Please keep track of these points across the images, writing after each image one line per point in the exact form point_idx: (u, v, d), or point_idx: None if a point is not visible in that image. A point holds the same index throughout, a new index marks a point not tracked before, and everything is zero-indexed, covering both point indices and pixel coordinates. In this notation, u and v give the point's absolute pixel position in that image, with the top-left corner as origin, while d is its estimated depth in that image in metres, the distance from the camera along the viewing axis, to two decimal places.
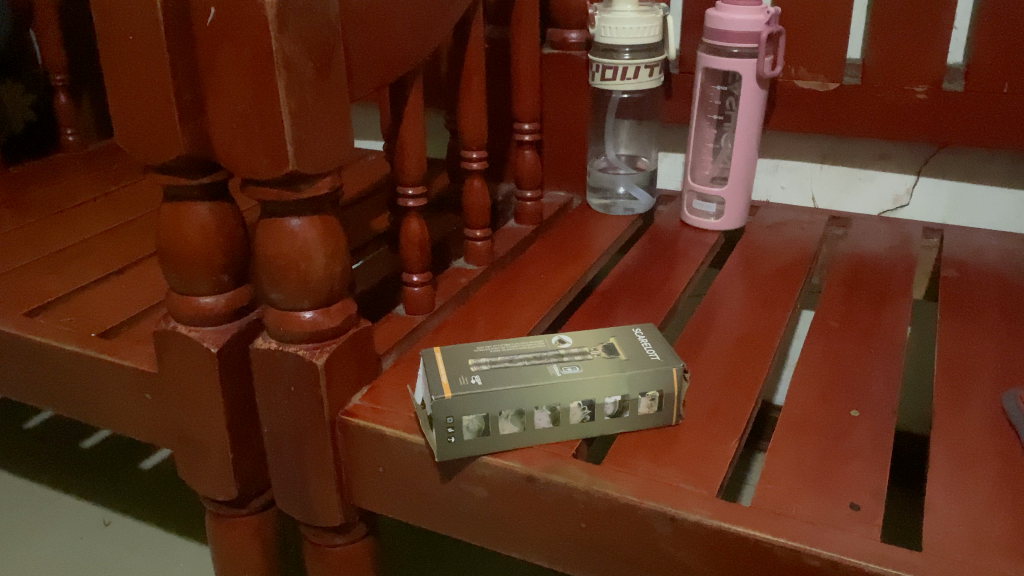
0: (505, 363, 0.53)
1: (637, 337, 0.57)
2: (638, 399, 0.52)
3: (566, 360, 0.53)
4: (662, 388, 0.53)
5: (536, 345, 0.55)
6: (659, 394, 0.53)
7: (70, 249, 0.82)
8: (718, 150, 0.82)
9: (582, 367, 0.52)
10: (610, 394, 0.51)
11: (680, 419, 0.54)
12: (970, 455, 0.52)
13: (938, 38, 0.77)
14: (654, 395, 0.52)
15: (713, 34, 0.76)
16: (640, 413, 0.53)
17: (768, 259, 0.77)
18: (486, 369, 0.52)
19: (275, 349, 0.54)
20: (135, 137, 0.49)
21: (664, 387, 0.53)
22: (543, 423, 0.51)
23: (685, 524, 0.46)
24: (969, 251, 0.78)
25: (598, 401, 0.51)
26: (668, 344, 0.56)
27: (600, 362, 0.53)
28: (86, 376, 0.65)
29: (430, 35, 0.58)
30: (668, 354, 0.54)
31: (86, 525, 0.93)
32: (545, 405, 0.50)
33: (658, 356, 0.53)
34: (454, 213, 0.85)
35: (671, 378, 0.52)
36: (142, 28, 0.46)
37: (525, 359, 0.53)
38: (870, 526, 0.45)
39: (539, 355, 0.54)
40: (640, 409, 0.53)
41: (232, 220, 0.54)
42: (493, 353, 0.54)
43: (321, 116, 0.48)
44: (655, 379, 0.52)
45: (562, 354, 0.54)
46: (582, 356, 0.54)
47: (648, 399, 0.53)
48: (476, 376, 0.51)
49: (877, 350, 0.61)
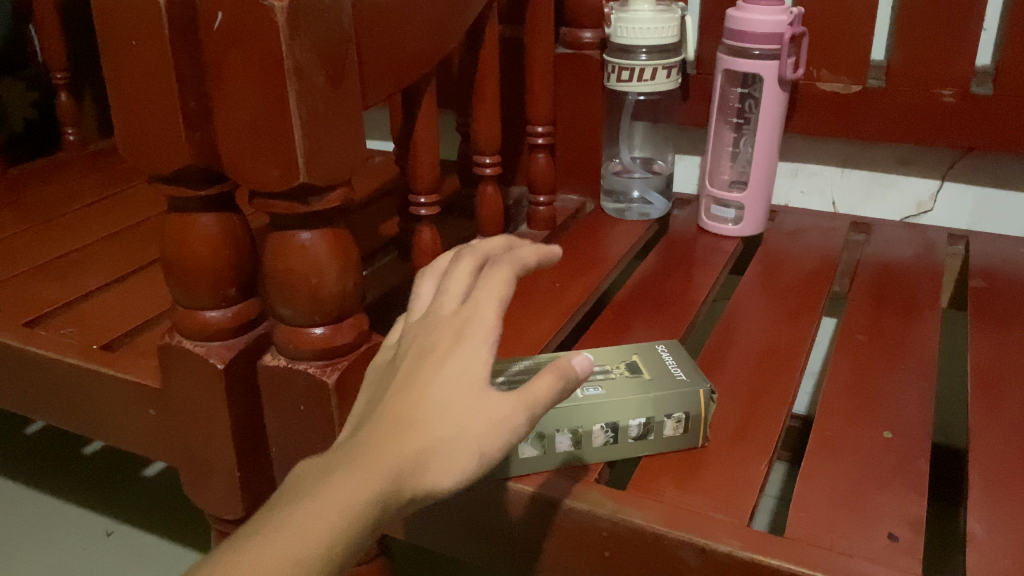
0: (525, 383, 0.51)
1: (662, 355, 0.55)
2: (664, 422, 0.50)
3: (587, 381, 0.51)
4: (689, 409, 0.50)
5: (557, 364, 0.54)
6: (685, 415, 0.50)
7: (71, 255, 0.79)
8: (737, 154, 0.80)
9: (604, 388, 0.50)
10: (634, 416, 0.50)
11: (707, 441, 0.52)
12: (1009, 480, 0.50)
13: (966, 40, 0.75)
14: (680, 417, 0.50)
15: (733, 35, 0.73)
16: (665, 435, 0.51)
17: (789, 267, 0.75)
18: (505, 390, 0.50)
19: (286, 366, 0.52)
20: (138, 146, 0.47)
21: (690, 408, 0.50)
22: (565, 446, 0.50)
23: (715, 555, 0.44)
24: (997, 260, 0.76)
25: (621, 423, 0.50)
26: (693, 362, 0.54)
27: (624, 383, 0.51)
28: (88, 390, 0.63)
29: (446, 39, 0.56)
30: (694, 374, 0.52)
31: (88, 535, 0.91)
32: (566, 428, 0.49)
33: (684, 376, 0.51)
34: (465, 218, 0.83)
35: (698, 400, 0.50)
36: (146, 34, 0.44)
37: None
38: (911, 558, 0.43)
39: None
40: (665, 431, 0.51)
41: (240, 232, 0.51)
42: (513, 372, 0.52)
43: (334, 126, 0.46)
44: (681, 401, 0.50)
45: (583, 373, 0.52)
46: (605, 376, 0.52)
47: (673, 421, 0.50)
48: None
49: (906, 366, 0.60)
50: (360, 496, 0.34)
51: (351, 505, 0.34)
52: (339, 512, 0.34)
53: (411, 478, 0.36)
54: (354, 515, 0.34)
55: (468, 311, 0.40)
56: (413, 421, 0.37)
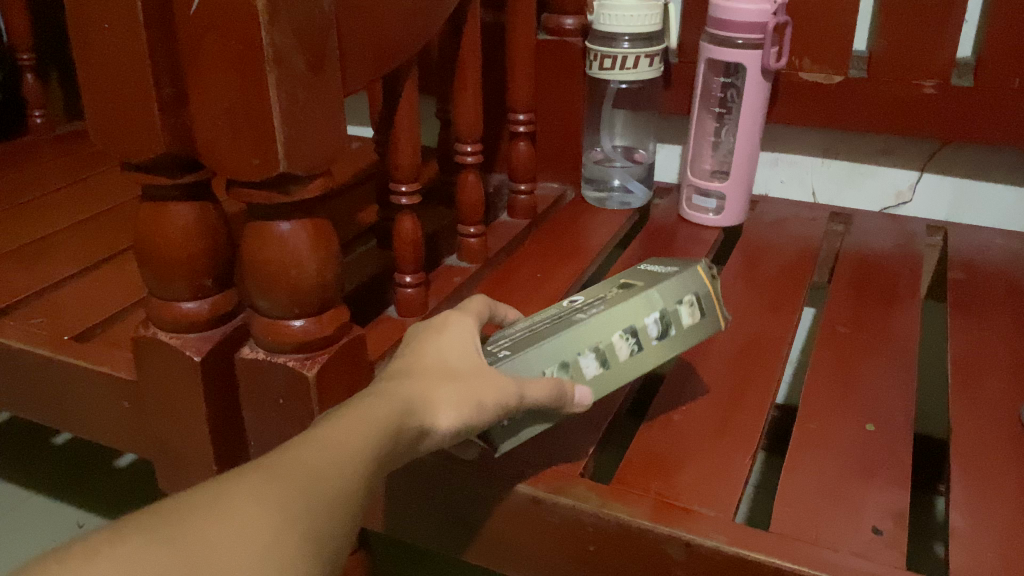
0: (527, 333, 0.51)
1: (645, 267, 0.56)
2: (678, 310, 0.52)
3: (588, 308, 0.52)
4: (692, 291, 0.52)
5: (550, 313, 0.54)
6: (694, 298, 0.52)
7: (40, 242, 0.78)
8: (719, 143, 0.80)
9: (607, 305, 0.51)
10: (648, 314, 0.51)
11: (727, 321, 0.54)
12: (991, 471, 0.51)
13: (949, 31, 0.75)
14: (690, 301, 0.52)
15: (717, 24, 0.73)
16: (685, 326, 0.52)
17: (770, 258, 0.75)
18: (509, 343, 0.49)
19: (263, 359, 0.51)
20: (112, 132, 0.46)
21: (696, 289, 0.53)
22: (594, 369, 0.49)
23: (700, 549, 0.44)
24: (975, 252, 0.76)
25: (641, 327, 0.50)
26: (674, 261, 0.56)
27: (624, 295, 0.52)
28: (59, 382, 0.62)
29: (430, 25, 0.55)
30: (681, 263, 0.54)
31: (59, 528, 0.89)
32: (587, 347, 0.49)
33: (675, 270, 0.54)
34: (445, 206, 0.82)
35: (699, 279, 0.53)
36: (120, 15, 0.42)
37: (545, 323, 0.52)
38: (894, 552, 0.43)
39: (558, 315, 0.52)
40: (685, 323, 0.52)
41: (216, 222, 0.50)
42: (511, 332, 0.52)
43: (314, 112, 0.44)
44: (685, 285, 0.52)
45: (579, 306, 0.53)
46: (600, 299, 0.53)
47: (686, 307, 0.52)
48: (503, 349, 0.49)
49: (888, 357, 0.60)
50: (379, 416, 0.37)
51: (373, 422, 0.37)
52: (364, 426, 0.36)
53: (418, 412, 0.39)
54: (378, 431, 0.37)
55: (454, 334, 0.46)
56: (418, 373, 0.42)
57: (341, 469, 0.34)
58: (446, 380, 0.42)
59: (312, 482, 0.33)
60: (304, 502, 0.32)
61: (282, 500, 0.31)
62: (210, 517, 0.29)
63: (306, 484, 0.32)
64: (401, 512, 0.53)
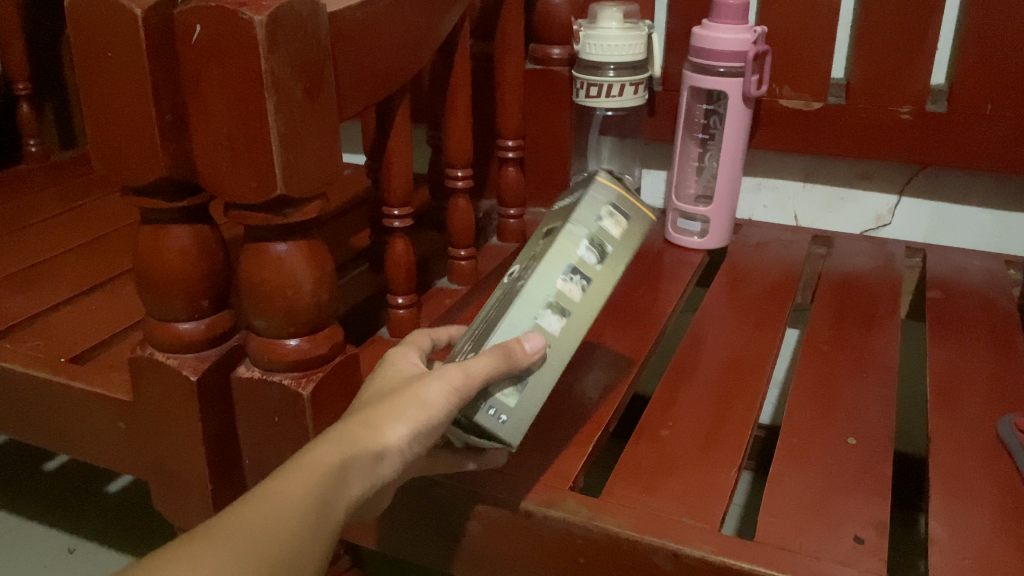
0: (480, 326, 0.51)
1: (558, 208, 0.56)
2: (605, 226, 0.52)
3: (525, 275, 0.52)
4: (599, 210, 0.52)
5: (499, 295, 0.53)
6: (610, 206, 0.53)
7: (36, 268, 0.79)
8: (703, 168, 0.82)
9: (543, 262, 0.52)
10: (578, 246, 0.51)
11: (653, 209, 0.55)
12: (969, 483, 0.52)
13: (922, 60, 0.78)
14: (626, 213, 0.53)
15: (699, 53, 0.75)
16: (615, 234, 0.52)
17: (753, 280, 0.77)
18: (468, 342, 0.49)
19: (259, 378, 0.52)
20: (110, 158, 0.46)
21: (611, 200, 0.53)
22: (556, 323, 0.49)
23: (687, 559, 0.45)
24: (952, 273, 0.79)
25: (578, 263, 0.51)
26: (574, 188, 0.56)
27: (545, 246, 0.52)
28: (56, 404, 0.63)
29: (424, 53, 0.57)
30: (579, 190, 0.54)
31: (50, 552, 0.89)
32: (541, 309, 0.49)
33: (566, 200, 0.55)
34: (435, 231, 0.84)
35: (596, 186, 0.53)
36: (121, 43, 0.43)
37: (493, 309, 0.52)
38: (875, 560, 0.45)
39: (505, 295, 0.53)
40: (616, 234, 0.52)
41: (214, 244, 0.51)
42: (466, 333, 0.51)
43: (310, 137, 0.45)
44: (595, 200, 0.52)
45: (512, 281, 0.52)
46: (530, 262, 0.52)
47: (610, 219, 0.52)
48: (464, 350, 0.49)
49: (868, 373, 0.62)
50: (321, 457, 0.39)
51: (313, 467, 0.38)
52: (303, 471, 0.38)
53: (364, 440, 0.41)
54: (320, 479, 0.38)
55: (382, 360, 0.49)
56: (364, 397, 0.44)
57: (284, 523, 0.36)
58: (381, 398, 0.43)
59: (256, 548, 0.35)
60: (241, 569, 0.34)
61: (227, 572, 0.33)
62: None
63: (247, 551, 0.34)
64: (396, 528, 0.54)
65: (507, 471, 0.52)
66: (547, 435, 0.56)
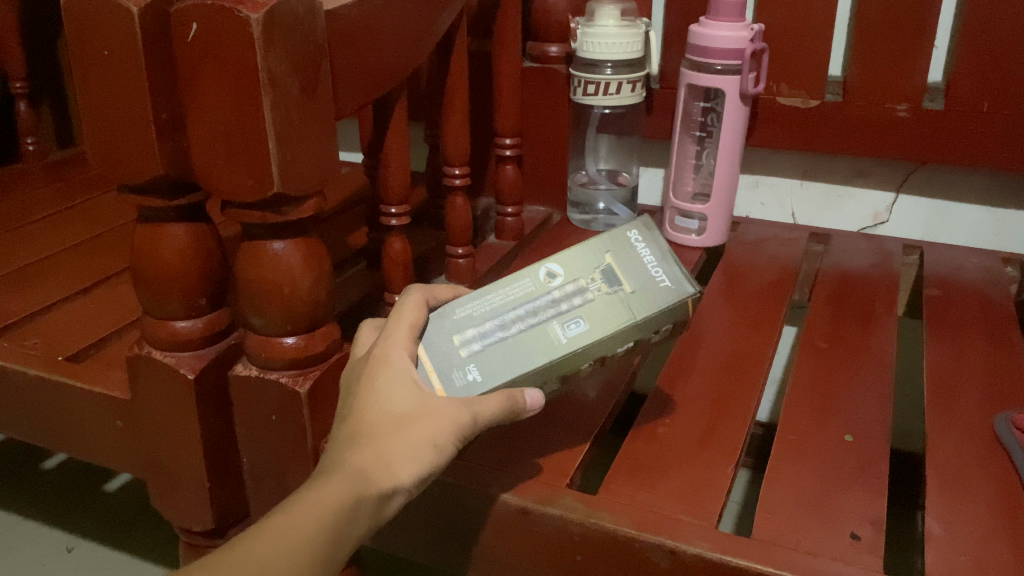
0: (496, 336, 0.51)
1: (638, 251, 0.53)
2: (653, 335, 0.51)
3: (564, 311, 0.51)
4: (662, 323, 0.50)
5: (527, 292, 0.53)
6: (673, 324, 0.51)
7: (32, 267, 0.79)
8: (700, 166, 0.82)
9: (585, 320, 0.50)
10: (621, 345, 0.50)
11: None
12: (966, 480, 0.52)
13: (919, 58, 0.78)
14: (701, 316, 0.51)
15: (696, 51, 0.75)
16: (656, 341, 0.52)
17: (751, 278, 0.77)
18: (478, 351, 0.50)
19: (256, 376, 0.52)
20: (107, 156, 0.46)
21: (679, 318, 0.50)
22: (556, 385, 0.52)
23: (684, 556, 0.45)
24: (949, 270, 0.79)
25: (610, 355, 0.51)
26: (672, 253, 0.52)
27: (614, 307, 0.50)
28: (53, 403, 0.63)
29: (422, 50, 0.57)
30: (677, 274, 0.51)
31: (48, 551, 0.89)
32: (554, 377, 0.50)
33: (665, 279, 0.51)
34: (433, 229, 0.84)
35: (683, 308, 0.50)
36: (118, 42, 0.43)
37: (517, 319, 0.52)
38: (872, 557, 0.45)
39: (534, 307, 0.52)
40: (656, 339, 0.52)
41: (211, 242, 0.51)
42: (478, 324, 0.52)
43: (306, 135, 0.45)
44: (669, 313, 0.50)
45: (560, 303, 0.51)
46: (589, 302, 0.51)
47: (662, 331, 0.51)
48: (471, 368, 0.50)
49: (866, 370, 0.62)
50: (333, 494, 0.40)
51: (323, 505, 0.39)
52: (314, 508, 0.39)
53: (378, 476, 0.42)
54: (331, 516, 0.39)
55: (384, 350, 0.48)
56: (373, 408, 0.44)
57: (291, 562, 0.38)
58: (396, 426, 0.43)
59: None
60: None
61: None
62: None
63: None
64: (394, 526, 0.54)
65: (505, 468, 0.52)
66: (545, 433, 0.56)
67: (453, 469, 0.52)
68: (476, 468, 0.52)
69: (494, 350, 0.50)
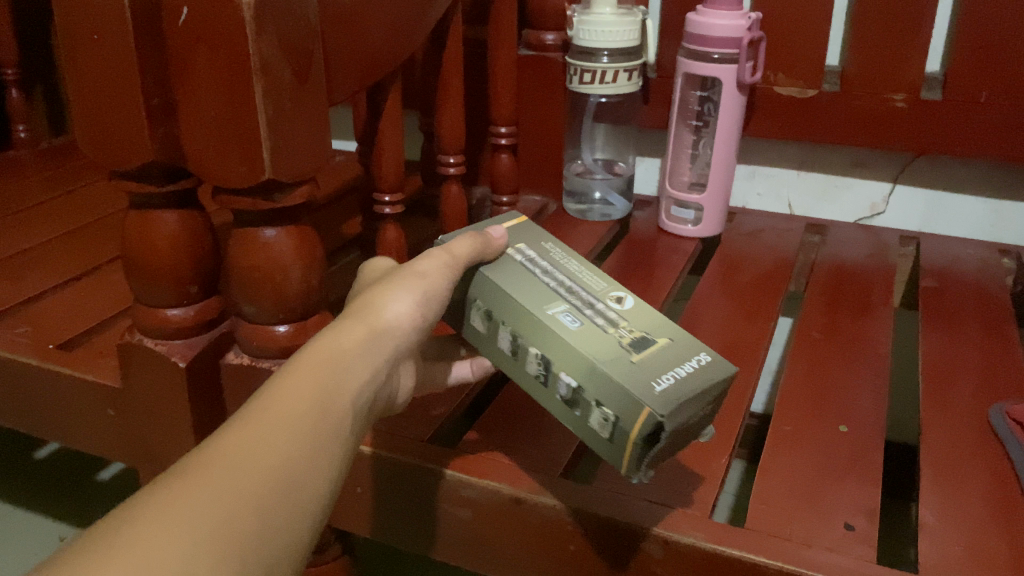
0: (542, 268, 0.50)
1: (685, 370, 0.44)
2: (594, 409, 0.44)
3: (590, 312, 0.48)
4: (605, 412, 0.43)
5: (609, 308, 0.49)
6: (613, 416, 0.43)
7: (26, 255, 0.78)
8: (696, 156, 0.82)
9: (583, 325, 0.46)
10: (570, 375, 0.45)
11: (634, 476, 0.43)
12: (961, 470, 0.52)
13: (918, 47, 0.78)
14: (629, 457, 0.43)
15: (694, 38, 0.75)
16: (591, 421, 0.45)
17: (747, 268, 0.77)
18: (525, 256, 0.51)
19: (249, 364, 0.52)
20: (98, 142, 0.45)
21: (620, 411, 0.43)
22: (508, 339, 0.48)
23: (678, 546, 0.45)
24: (946, 261, 0.79)
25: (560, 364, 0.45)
26: (697, 397, 0.42)
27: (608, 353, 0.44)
28: (45, 392, 0.62)
29: (416, 36, 0.57)
30: (670, 401, 0.41)
31: (41, 541, 0.89)
32: (508, 325, 0.48)
33: (660, 388, 0.42)
34: (427, 219, 0.84)
35: (624, 438, 0.42)
36: (106, 24, 0.42)
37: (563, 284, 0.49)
38: (866, 547, 0.45)
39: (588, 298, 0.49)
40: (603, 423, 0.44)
41: (202, 229, 0.50)
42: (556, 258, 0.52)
43: (298, 121, 0.45)
44: (618, 401, 0.42)
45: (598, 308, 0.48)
46: (604, 325, 0.47)
47: (602, 414, 0.43)
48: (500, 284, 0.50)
49: (860, 360, 0.62)
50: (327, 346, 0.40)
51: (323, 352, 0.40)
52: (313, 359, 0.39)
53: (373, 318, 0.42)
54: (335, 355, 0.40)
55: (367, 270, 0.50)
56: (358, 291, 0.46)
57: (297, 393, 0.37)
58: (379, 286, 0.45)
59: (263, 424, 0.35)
60: (262, 436, 0.34)
61: (243, 456, 0.33)
62: (191, 560, 0.28)
63: (258, 429, 0.35)
64: (388, 516, 0.53)
65: (498, 459, 0.52)
66: (539, 422, 0.56)
67: (447, 459, 0.51)
68: (469, 458, 0.52)
69: (524, 267, 0.50)
